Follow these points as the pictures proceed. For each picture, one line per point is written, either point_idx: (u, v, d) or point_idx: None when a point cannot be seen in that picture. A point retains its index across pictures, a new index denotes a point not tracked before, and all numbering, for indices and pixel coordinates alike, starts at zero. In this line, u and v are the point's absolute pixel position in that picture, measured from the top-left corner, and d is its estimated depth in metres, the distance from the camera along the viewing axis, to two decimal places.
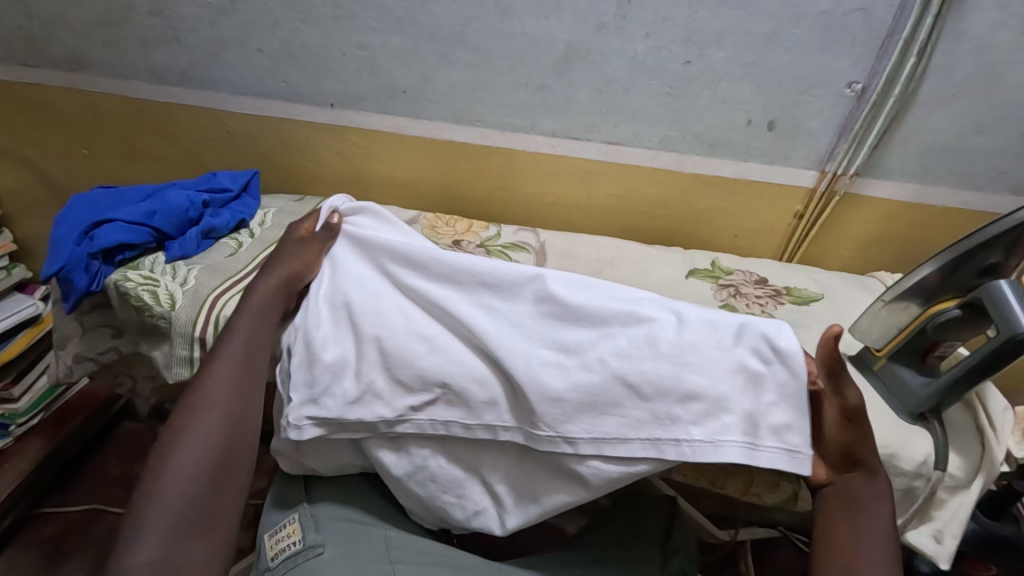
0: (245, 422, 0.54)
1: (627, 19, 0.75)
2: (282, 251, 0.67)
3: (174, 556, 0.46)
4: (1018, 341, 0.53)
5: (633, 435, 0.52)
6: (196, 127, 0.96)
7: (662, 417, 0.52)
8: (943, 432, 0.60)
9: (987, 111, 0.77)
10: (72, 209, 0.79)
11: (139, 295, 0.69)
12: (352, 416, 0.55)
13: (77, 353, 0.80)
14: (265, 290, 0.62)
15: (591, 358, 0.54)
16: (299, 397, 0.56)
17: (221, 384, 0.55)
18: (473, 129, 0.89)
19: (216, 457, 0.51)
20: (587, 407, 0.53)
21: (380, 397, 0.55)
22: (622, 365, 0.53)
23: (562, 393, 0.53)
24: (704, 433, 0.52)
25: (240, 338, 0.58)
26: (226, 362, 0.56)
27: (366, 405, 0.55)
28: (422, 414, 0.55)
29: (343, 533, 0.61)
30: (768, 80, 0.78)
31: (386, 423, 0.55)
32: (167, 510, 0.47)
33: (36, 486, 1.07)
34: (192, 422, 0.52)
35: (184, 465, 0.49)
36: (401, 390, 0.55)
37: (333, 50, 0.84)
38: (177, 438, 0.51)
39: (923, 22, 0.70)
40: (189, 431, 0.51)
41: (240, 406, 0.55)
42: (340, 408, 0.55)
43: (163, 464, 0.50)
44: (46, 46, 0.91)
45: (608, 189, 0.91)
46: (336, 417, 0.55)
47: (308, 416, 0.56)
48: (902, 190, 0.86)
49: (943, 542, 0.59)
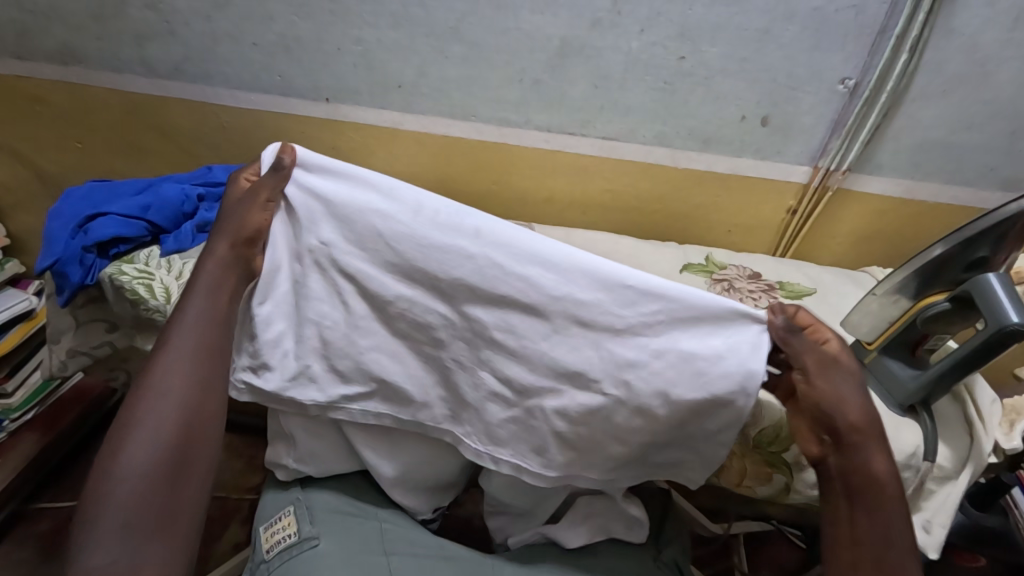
0: (199, 410, 0.53)
1: (621, 15, 0.76)
2: (231, 205, 0.61)
3: (131, 559, 0.47)
4: (1005, 334, 0.54)
5: (548, 470, 0.58)
6: (190, 122, 0.96)
7: (584, 466, 0.58)
8: (932, 424, 0.61)
9: (976, 107, 0.78)
10: (66, 202, 0.79)
11: (134, 288, 0.70)
12: (285, 393, 0.58)
13: (70, 348, 0.82)
14: (213, 262, 0.58)
15: (533, 405, 0.56)
16: (241, 361, 0.59)
17: (172, 374, 0.54)
18: (467, 125, 0.89)
19: (170, 453, 0.51)
20: (519, 436, 0.58)
21: (316, 382, 0.58)
22: (539, 406, 0.56)
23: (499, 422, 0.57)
24: (601, 475, 0.59)
25: (193, 320, 0.56)
26: (174, 350, 0.55)
27: (300, 387, 0.58)
28: (354, 403, 0.59)
29: (339, 525, 0.62)
30: (761, 75, 0.78)
31: (317, 406, 0.59)
32: (117, 511, 0.48)
33: (29, 483, 1.08)
34: (139, 417, 0.51)
35: (134, 465, 0.49)
36: (335, 378, 0.59)
37: (328, 44, 0.84)
38: (127, 435, 0.51)
39: (913, 19, 0.71)
40: (136, 427, 0.51)
41: (196, 392, 0.54)
42: (277, 382, 0.58)
43: (112, 462, 0.49)
44: (40, 39, 0.91)
45: (602, 185, 0.92)
46: (270, 390, 0.58)
47: (244, 381, 0.59)
48: (893, 185, 0.87)
49: (932, 532, 0.60)
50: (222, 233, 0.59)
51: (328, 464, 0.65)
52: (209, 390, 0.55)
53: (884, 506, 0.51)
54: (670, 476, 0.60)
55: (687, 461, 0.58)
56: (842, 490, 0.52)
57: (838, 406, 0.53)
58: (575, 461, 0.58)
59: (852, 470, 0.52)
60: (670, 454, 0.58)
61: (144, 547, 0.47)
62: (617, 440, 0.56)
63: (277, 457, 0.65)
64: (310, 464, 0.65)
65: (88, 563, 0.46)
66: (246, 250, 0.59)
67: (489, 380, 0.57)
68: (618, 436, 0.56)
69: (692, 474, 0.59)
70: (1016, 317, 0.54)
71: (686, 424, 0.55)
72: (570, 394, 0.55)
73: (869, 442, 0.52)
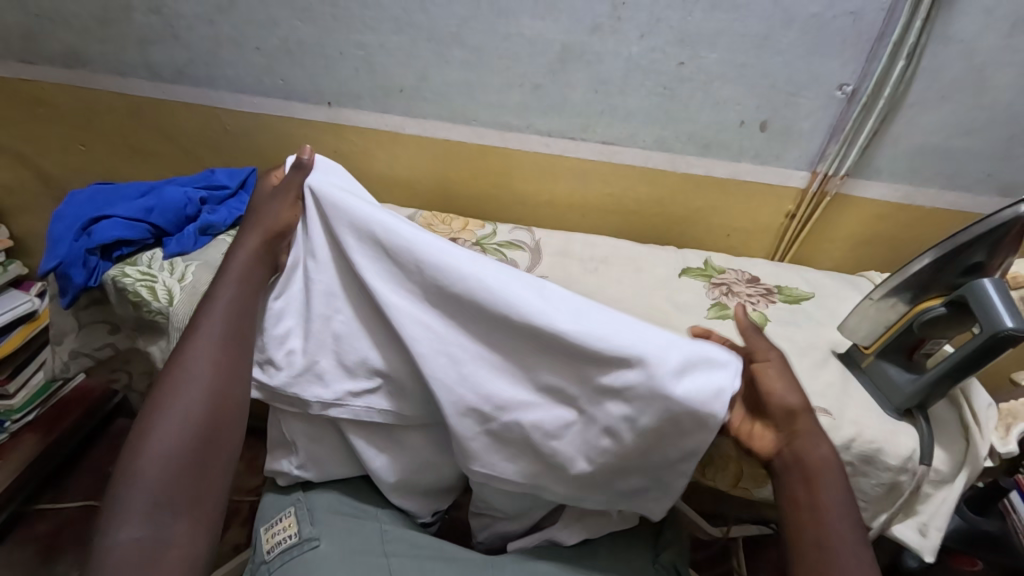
0: (230, 392, 0.54)
1: (621, 21, 0.76)
2: (258, 204, 0.66)
3: (156, 536, 0.46)
4: (1000, 338, 0.55)
5: (526, 480, 0.57)
6: (193, 125, 0.97)
7: (551, 477, 0.56)
8: (928, 429, 0.61)
9: (973, 113, 0.79)
10: (70, 205, 0.79)
11: (137, 291, 0.70)
12: (292, 389, 0.59)
13: (72, 349, 0.82)
14: (247, 255, 0.61)
15: (511, 419, 0.54)
16: None
17: (204, 355, 0.55)
18: (468, 129, 0.90)
19: (198, 435, 0.51)
20: (497, 449, 0.56)
21: (322, 380, 0.58)
22: (518, 421, 0.54)
23: (474, 437, 0.55)
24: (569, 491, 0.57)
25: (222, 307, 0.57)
26: (206, 333, 0.56)
27: (308, 384, 0.58)
28: (359, 401, 0.58)
29: (338, 526, 0.63)
30: (760, 81, 0.79)
31: (320, 403, 0.58)
32: (148, 486, 0.48)
33: (30, 483, 1.08)
34: (168, 400, 0.52)
35: (166, 443, 0.50)
36: (343, 374, 0.59)
37: (331, 49, 0.85)
38: (158, 416, 0.51)
39: (911, 26, 0.72)
40: (164, 410, 0.52)
41: (225, 379, 0.55)
42: (285, 378, 0.58)
43: (142, 442, 0.50)
44: (45, 42, 0.92)
45: (602, 189, 0.92)
46: (277, 385, 0.58)
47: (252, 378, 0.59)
48: (891, 191, 0.87)
49: (927, 535, 0.61)
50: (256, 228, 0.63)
51: (331, 467, 0.65)
52: (236, 376, 0.56)
53: (823, 479, 0.51)
54: (639, 502, 0.57)
55: (651, 488, 0.56)
56: (798, 473, 0.51)
57: (788, 394, 0.54)
58: (546, 471, 0.56)
59: (804, 456, 0.52)
60: (632, 480, 0.55)
61: (172, 524, 0.47)
62: (579, 453, 0.54)
63: (280, 456, 0.66)
64: (312, 468, 0.65)
65: (113, 540, 0.45)
66: (275, 243, 0.62)
67: (467, 390, 0.54)
68: (580, 448, 0.54)
69: (658, 499, 0.56)
70: (1011, 322, 0.54)
71: (649, 452, 0.53)
72: (542, 409, 0.55)
73: (809, 419, 0.53)
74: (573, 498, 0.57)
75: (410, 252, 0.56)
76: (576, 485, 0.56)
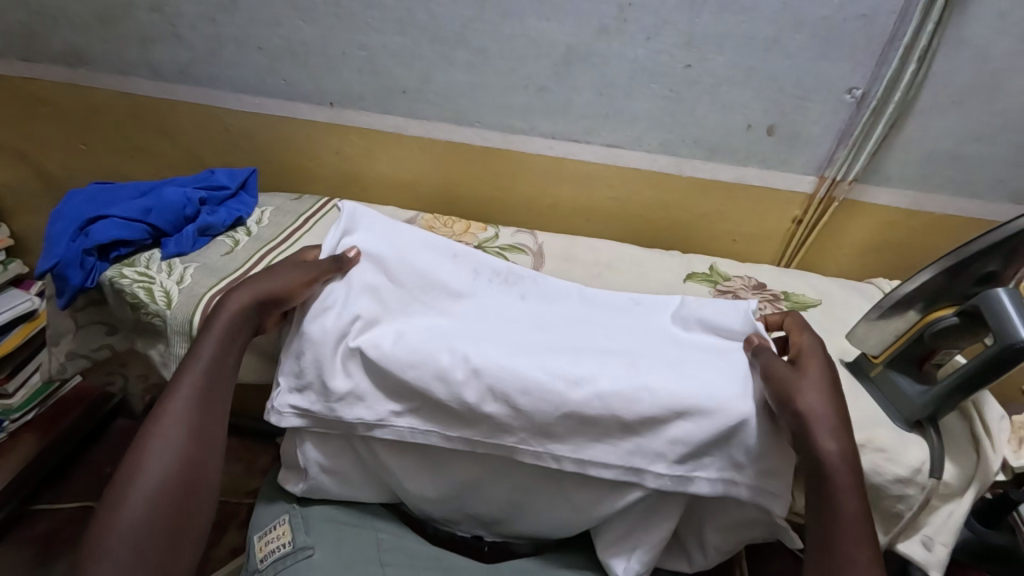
0: (206, 459, 0.51)
1: (627, 22, 0.75)
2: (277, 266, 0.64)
3: None
4: (1015, 351, 0.53)
5: (620, 459, 0.55)
6: (194, 124, 0.96)
7: (647, 450, 0.55)
8: (939, 441, 0.59)
9: (984, 120, 0.77)
10: (69, 204, 0.79)
11: (134, 292, 0.69)
12: (332, 414, 0.58)
13: (70, 350, 0.80)
14: (234, 310, 0.59)
15: (591, 393, 0.55)
16: (286, 385, 0.59)
17: (176, 429, 0.51)
18: (472, 131, 0.89)
19: (173, 509, 0.47)
20: (581, 427, 0.55)
21: (360, 399, 0.58)
22: (595, 394, 0.55)
23: (553, 420, 0.55)
24: (686, 470, 0.55)
25: (202, 363, 0.55)
26: (183, 393, 0.53)
27: (346, 405, 0.58)
28: (401, 421, 0.58)
29: (333, 534, 0.63)
30: (768, 84, 0.78)
31: (365, 424, 0.58)
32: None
33: (23, 488, 1.06)
34: (144, 470, 0.48)
35: (138, 522, 0.46)
36: (382, 395, 0.59)
37: (333, 49, 0.84)
38: (130, 487, 0.47)
39: (923, 29, 0.71)
40: (138, 482, 0.47)
41: (202, 446, 0.51)
42: (324, 403, 0.58)
43: (114, 522, 0.45)
44: (47, 41, 0.91)
45: (606, 192, 0.91)
46: (317, 411, 0.58)
47: (291, 406, 0.59)
48: (901, 197, 0.86)
49: (933, 549, 0.59)
50: (251, 289, 0.60)
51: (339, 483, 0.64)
52: (212, 442, 0.52)
53: (848, 526, 0.48)
54: (754, 477, 0.54)
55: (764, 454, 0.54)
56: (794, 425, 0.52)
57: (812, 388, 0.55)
58: (638, 445, 0.55)
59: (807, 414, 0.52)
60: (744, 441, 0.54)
61: None
62: (666, 409, 0.55)
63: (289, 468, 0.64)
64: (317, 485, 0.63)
65: None
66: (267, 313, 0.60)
67: (534, 376, 0.56)
68: (665, 402, 0.55)
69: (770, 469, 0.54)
70: None
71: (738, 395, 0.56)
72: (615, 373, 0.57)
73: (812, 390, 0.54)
74: (683, 480, 0.55)
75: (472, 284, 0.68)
76: (679, 460, 0.54)
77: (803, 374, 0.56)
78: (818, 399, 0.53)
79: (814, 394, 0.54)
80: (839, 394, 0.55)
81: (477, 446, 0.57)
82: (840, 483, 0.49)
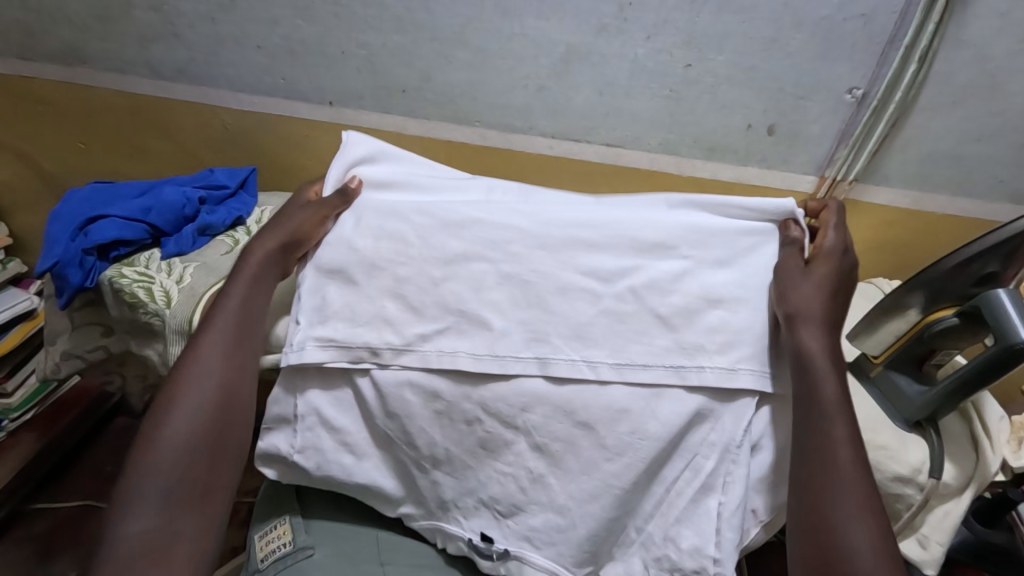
0: (241, 389, 0.57)
1: (628, 21, 0.75)
2: (286, 212, 0.67)
3: (165, 527, 0.49)
4: (1015, 350, 0.53)
5: (653, 361, 0.58)
6: (193, 123, 0.96)
7: (687, 347, 0.59)
8: (940, 441, 0.60)
9: (985, 119, 0.77)
10: (68, 204, 0.78)
11: (133, 291, 0.69)
12: (356, 340, 0.60)
13: (65, 350, 0.80)
14: (263, 253, 0.63)
15: (622, 288, 0.62)
16: (306, 321, 0.61)
17: (213, 360, 0.56)
18: (471, 130, 0.89)
19: (210, 430, 0.53)
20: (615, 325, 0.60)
21: (389, 326, 0.60)
22: (629, 289, 0.61)
23: (593, 318, 0.60)
24: (727, 361, 0.57)
25: (236, 301, 0.60)
26: (211, 339, 0.57)
27: (376, 331, 0.60)
28: (430, 344, 0.59)
29: (333, 535, 0.63)
30: (768, 84, 0.78)
31: (392, 349, 0.59)
32: (162, 480, 0.50)
33: (23, 487, 1.06)
34: (183, 393, 0.54)
35: (179, 438, 0.52)
36: (411, 316, 0.61)
37: (332, 48, 0.84)
38: (170, 410, 0.54)
39: (923, 29, 0.70)
40: (178, 405, 0.54)
41: (236, 377, 0.57)
42: (347, 328, 0.60)
43: (156, 436, 0.52)
44: (45, 39, 0.91)
45: (606, 192, 0.91)
46: (342, 337, 0.60)
47: (312, 338, 0.60)
48: (900, 197, 0.86)
49: (929, 547, 0.59)
50: (266, 238, 0.64)
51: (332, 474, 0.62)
52: (245, 375, 0.58)
53: (828, 415, 0.50)
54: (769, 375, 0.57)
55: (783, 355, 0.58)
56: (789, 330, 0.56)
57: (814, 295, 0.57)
58: (676, 338, 0.59)
59: (801, 312, 0.56)
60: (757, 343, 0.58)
61: (178, 518, 0.50)
62: (701, 300, 0.61)
63: (277, 429, 0.61)
64: (309, 445, 0.60)
65: (126, 529, 0.48)
66: (285, 255, 0.64)
67: (570, 279, 0.62)
68: (704, 296, 0.61)
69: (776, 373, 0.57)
70: None
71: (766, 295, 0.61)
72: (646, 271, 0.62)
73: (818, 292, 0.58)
74: (728, 372, 0.57)
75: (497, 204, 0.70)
76: (721, 351, 0.58)
77: (806, 279, 0.59)
78: (812, 299, 0.57)
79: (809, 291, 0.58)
80: (839, 296, 0.59)
81: (511, 365, 0.58)
82: (817, 374, 0.52)
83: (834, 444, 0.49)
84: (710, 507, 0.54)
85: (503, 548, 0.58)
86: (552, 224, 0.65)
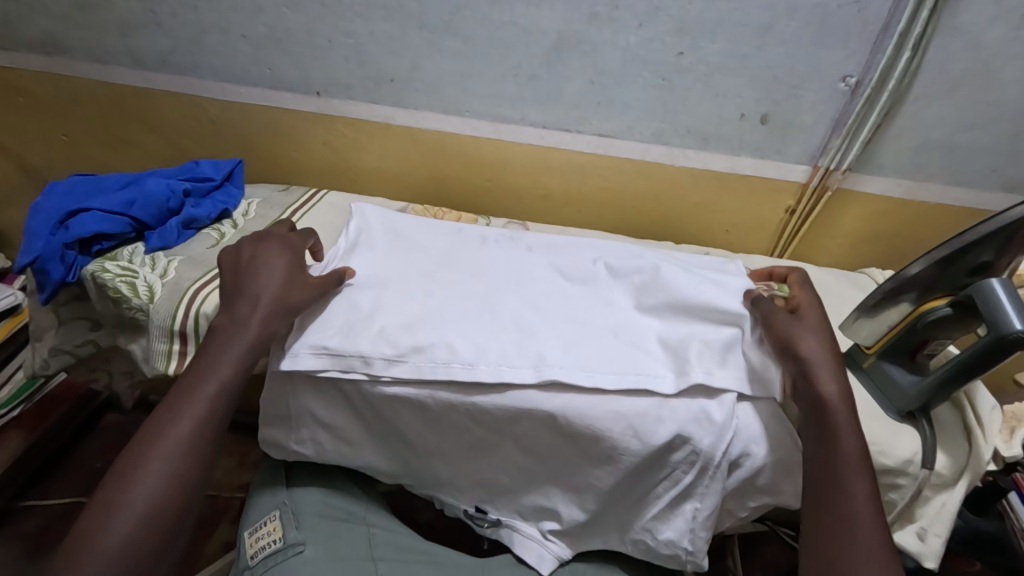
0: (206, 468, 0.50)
1: (619, 9, 0.74)
2: (257, 262, 0.60)
3: None
4: (1007, 341, 0.53)
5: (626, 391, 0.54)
6: (177, 115, 0.94)
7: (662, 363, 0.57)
8: (931, 431, 0.59)
9: (979, 108, 0.76)
10: (47, 197, 0.77)
11: (117, 287, 0.68)
12: (349, 348, 0.56)
13: (52, 345, 0.78)
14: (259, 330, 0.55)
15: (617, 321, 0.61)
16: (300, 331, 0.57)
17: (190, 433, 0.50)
18: (461, 120, 0.87)
19: (172, 517, 0.47)
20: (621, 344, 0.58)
21: (385, 337, 0.56)
22: (617, 328, 0.61)
23: (603, 352, 0.57)
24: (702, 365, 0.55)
25: (223, 374, 0.53)
26: (201, 404, 0.51)
27: (371, 339, 0.56)
28: (422, 354, 0.56)
29: (323, 529, 0.61)
30: (762, 73, 0.77)
31: (384, 360, 0.55)
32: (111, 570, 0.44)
33: (10, 485, 1.04)
34: (150, 470, 0.47)
35: (138, 524, 0.45)
36: (404, 330, 0.57)
37: (318, 36, 0.82)
38: (133, 486, 0.46)
39: (918, 16, 0.69)
40: (142, 483, 0.47)
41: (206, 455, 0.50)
42: (341, 339, 0.56)
43: (111, 518, 0.45)
44: (23, 28, 0.88)
45: (601, 182, 0.90)
46: (334, 347, 0.56)
47: (305, 346, 0.56)
48: (893, 186, 0.86)
49: (927, 540, 0.59)
50: (262, 312, 0.55)
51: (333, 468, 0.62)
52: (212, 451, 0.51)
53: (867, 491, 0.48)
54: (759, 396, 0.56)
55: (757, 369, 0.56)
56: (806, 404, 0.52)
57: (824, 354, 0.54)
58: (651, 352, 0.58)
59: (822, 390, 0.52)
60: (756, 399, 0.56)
61: None
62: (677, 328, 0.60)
63: (267, 426, 0.60)
64: (308, 438, 0.60)
65: None
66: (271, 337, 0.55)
67: (588, 318, 0.61)
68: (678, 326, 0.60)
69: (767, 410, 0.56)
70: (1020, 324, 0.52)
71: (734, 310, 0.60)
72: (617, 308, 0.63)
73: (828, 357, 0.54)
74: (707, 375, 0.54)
75: (522, 249, 0.70)
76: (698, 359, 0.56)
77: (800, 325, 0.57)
78: (819, 348, 0.55)
79: (816, 337, 0.55)
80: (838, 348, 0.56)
81: (505, 374, 0.54)
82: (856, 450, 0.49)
83: (869, 523, 0.47)
84: (685, 511, 0.54)
85: (496, 518, 0.62)
86: (565, 272, 0.66)
